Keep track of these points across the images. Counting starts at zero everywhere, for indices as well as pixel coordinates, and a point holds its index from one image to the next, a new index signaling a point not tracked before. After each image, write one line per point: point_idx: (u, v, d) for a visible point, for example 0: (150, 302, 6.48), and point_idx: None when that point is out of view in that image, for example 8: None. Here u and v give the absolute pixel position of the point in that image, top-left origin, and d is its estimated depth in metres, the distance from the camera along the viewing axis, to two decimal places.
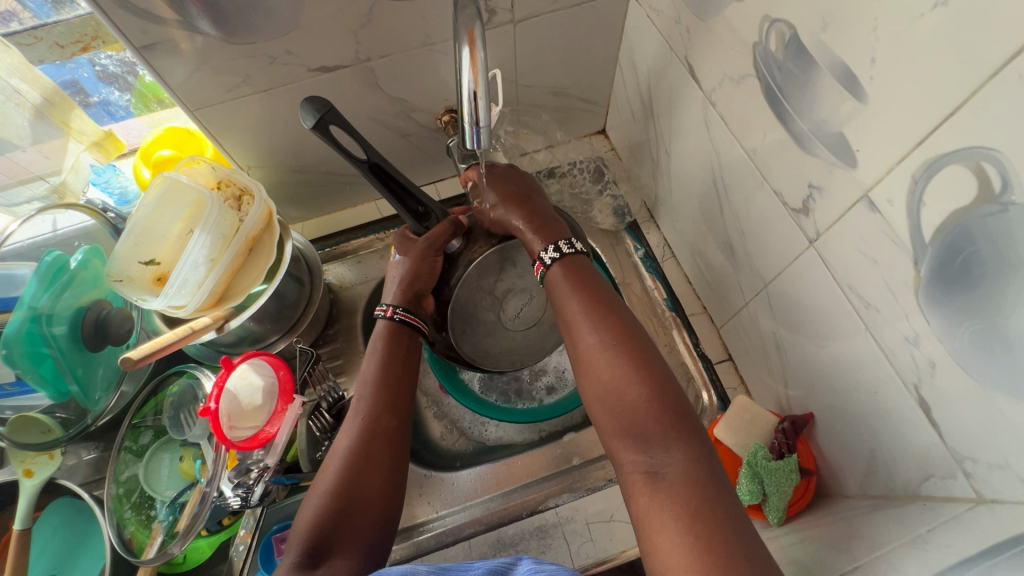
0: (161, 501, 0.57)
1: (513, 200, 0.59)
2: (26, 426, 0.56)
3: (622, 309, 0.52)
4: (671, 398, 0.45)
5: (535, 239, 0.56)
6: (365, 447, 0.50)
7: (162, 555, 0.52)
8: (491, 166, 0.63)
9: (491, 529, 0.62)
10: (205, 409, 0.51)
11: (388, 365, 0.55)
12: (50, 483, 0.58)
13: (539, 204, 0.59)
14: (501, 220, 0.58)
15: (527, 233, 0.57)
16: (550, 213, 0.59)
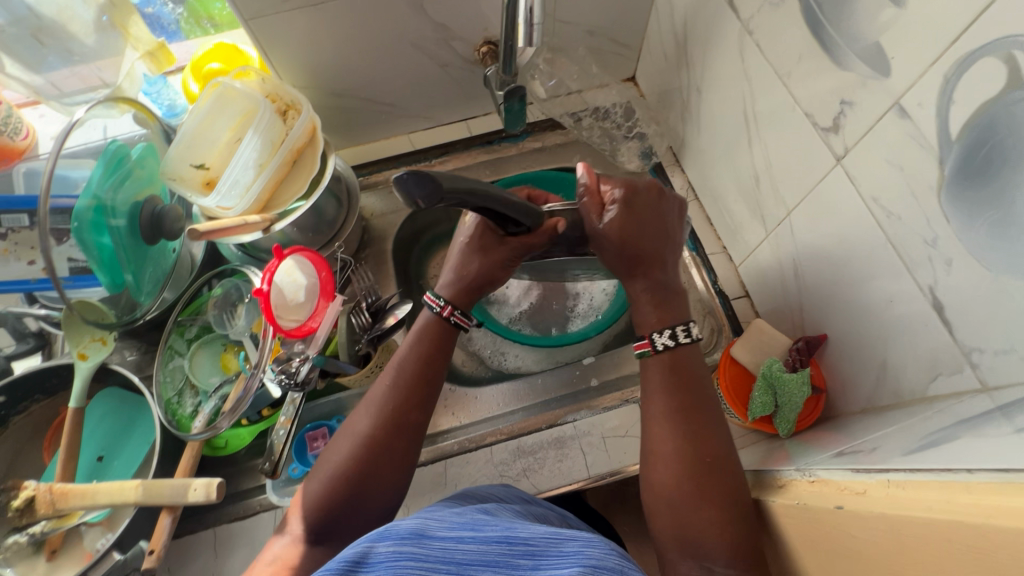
0: (205, 389, 0.61)
1: (641, 264, 0.50)
2: (78, 320, 0.60)
3: (713, 405, 0.47)
4: (745, 513, 0.42)
5: (651, 317, 0.50)
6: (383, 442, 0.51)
7: (209, 430, 0.56)
8: (641, 187, 0.51)
9: (512, 438, 0.65)
10: (257, 289, 0.53)
11: (421, 367, 0.54)
12: (101, 370, 0.62)
13: (666, 272, 0.51)
14: (619, 270, 0.52)
15: (648, 308, 0.50)
16: (676, 285, 0.52)
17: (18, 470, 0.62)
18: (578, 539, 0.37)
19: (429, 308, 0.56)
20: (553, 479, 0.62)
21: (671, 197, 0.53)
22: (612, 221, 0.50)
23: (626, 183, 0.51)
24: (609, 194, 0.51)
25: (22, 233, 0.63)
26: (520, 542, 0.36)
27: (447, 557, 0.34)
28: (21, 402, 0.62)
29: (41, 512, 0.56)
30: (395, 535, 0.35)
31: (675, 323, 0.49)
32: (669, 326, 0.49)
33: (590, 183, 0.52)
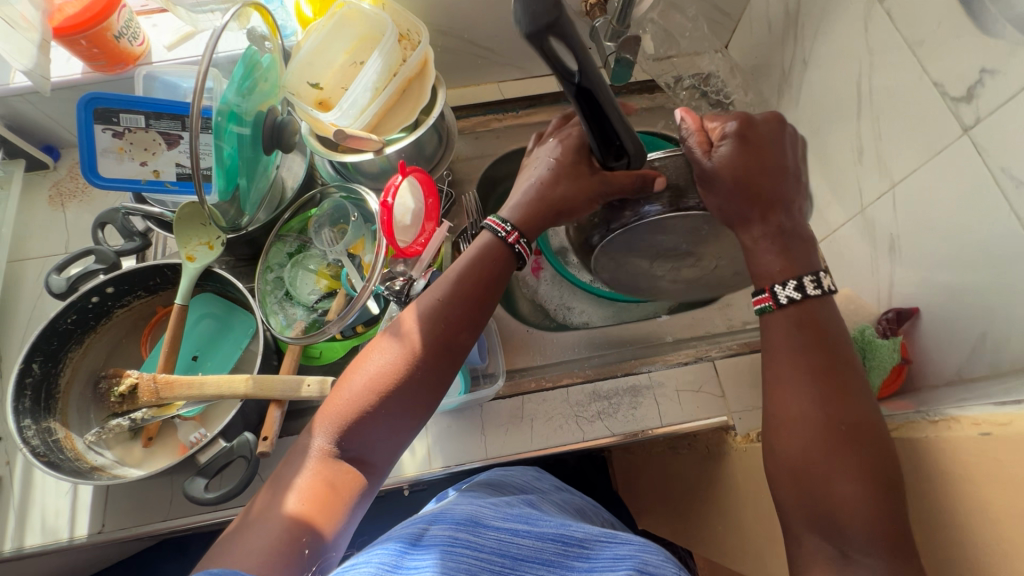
0: (302, 302, 0.63)
1: (761, 204, 0.48)
2: (189, 218, 0.62)
3: (857, 370, 0.44)
4: (886, 488, 0.38)
5: (772, 266, 0.48)
6: (430, 357, 0.48)
7: (310, 338, 0.57)
8: (756, 125, 0.49)
9: (588, 382, 0.67)
10: (383, 201, 0.54)
11: (473, 284, 0.51)
12: (205, 271, 0.63)
13: (790, 215, 0.49)
14: (733, 214, 0.49)
15: (771, 255, 0.48)
16: (801, 229, 0.49)
17: (120, 358, 0.66)
18: (633, 541, 0.39)
19: (492, 229, 0.53)
20: (627, 423, 0.64)
21: (788, 136, 0.51)
22: (725, 157, 0.48)
23: (736, 119, 0.50)
24: (717, 131, 0.50)
25: (138, 134, 0.64)
26: (574, 542, 0.38)
27: (501, 548, 0.37)
28: (125, 296, 0.64)
29: (143, 399, 0.58)
30: (452, 519, 0.38)
31: (799, 272, 0.47)
32: (793, 278, 0.47)
33: (694, 125, 0.52)
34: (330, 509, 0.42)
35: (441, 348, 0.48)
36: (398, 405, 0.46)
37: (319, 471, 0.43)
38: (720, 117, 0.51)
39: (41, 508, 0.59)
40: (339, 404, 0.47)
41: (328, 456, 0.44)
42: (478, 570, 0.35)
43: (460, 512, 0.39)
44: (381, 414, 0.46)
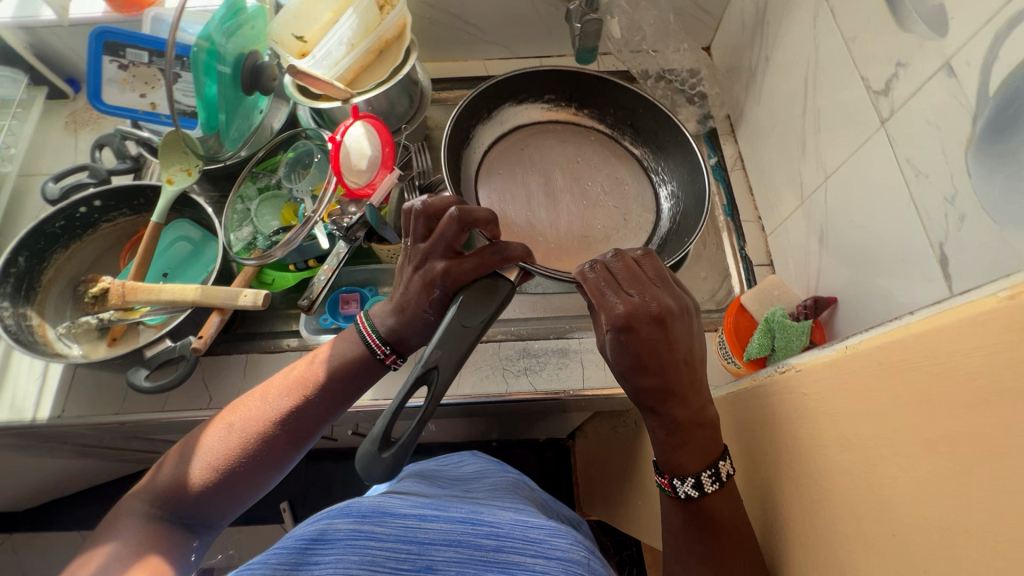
0: (263, 233, 0.68)
1: (671, 396, 0.44)
2: (175, 146, 0.68)
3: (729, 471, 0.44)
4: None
5: (671, 455, 0.45)
6: (279, 426, 0.50)
7: (259, 260, 0.62)
8: (665, 315, 0.43)
9: (520, 340, 0.70)
10: (331, 138, 0.60)
11: (340, 364, 0.53)
12: (182, 196, 0.69)
13: (689, 406, 0.44)
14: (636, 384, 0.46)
15: (666, 449, 0.46)
16: (704, 417, 0.45)
17: (101, 267, 0.73)
18: (544, 526, 0.37)
19: (368, 347, 0.53)
20: (551, 381, 0.68)
21: (679, 297, 0.46)
22: (612, 357, 0.44)
23: (624, 307, 0.43)
24: (605, 315, 0.44)
25: (141, 69, 0.71)
26: (485, 524, 0.36)
27: (408, 535, 0.33)
28: (111, 211, 0.71)
29: (111, 302, 0.65)
30: (354, 512, 0.33)
31: (698, 467, 0.44)
32: (691, 472, 0.45)
33: (596, 278, 0.45)
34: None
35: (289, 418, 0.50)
36: (240, 471, 0.49)
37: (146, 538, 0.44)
38: (605, 297, 0.44)
39: (13, 388, 0.66)
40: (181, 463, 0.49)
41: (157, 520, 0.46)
42: (382, 562, 0.31)
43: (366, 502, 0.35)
44: (214, 481, 0.48)
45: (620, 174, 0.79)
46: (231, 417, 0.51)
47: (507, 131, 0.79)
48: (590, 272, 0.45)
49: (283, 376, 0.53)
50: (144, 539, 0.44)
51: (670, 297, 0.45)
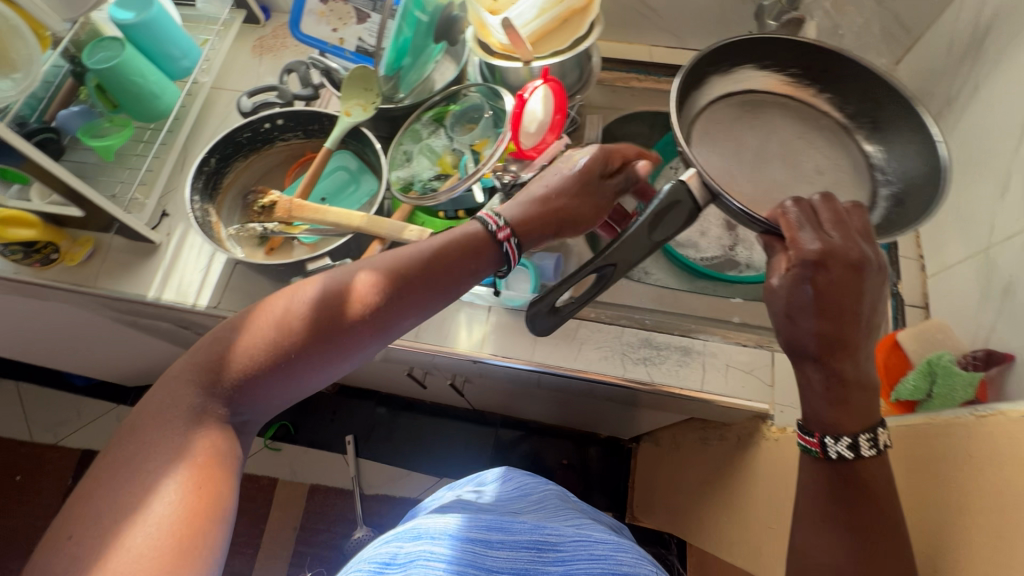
0: (421, 177, 0.71)
1: (837, 345, 0.47)
2: (357, 81, 0.71)
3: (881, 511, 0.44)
4: None
5: (825, 412, 0.48)
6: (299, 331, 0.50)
7: (420, 201, 0.65)
8: (865, 271, 0.47)
9: (643, 329, 0.70)
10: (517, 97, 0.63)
11: (370, 282, 0.52)
12: (355, 130, 0.73)
13: (853, 363, 0.47)
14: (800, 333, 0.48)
15: (821, 402, 0.48)
16: (865, 378, 0.47)
17: (267, 182, 0.79)
18: (609, 542, 0.42)
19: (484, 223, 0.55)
20: (669, 376, 0.67)
21: (879, 255, 0.49)
22: (787, 292, 0.48)
23: (823, 244, 0.47)
24: (796, 245, 0.48)
25: (338, 5, 0.76)
26: (549, 546, 0.40)
27: (477, 561, 0.38)
28: (288, 132, 0.77)
29: (278, 214, 0.70)
30: (426, 535, 0.40)
31: (856, 427, 0.47)
32: (845, 433, 0.47)
33: (797, 216, 0.49)
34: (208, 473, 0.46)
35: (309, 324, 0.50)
36: (268, 373, 0.50)
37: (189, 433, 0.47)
38: (803, 234, 0.48)
39: (180, 275, 0.74)
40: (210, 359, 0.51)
41: (201, 424, 0.48)
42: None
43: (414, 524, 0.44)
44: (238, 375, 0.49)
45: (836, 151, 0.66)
46: (257, 318, 0.51)
47: (735, 91, 0.67)
48: (795, 210, 0.49)
49: (326, 286, 0.52)
50: (195, 435, 0.47)
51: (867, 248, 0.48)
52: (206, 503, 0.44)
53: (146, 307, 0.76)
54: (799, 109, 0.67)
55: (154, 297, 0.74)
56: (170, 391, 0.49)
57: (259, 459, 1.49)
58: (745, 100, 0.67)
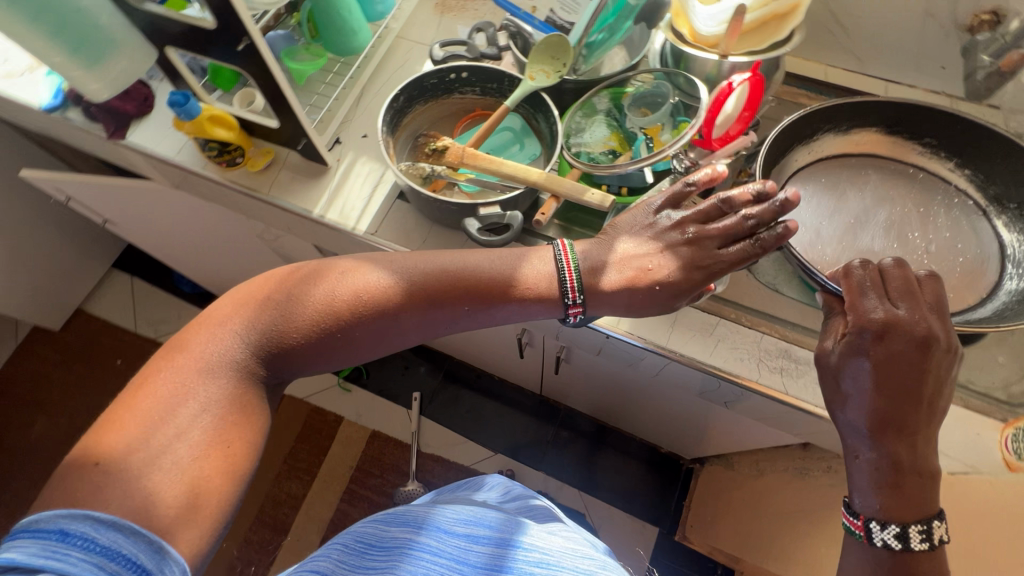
0: (588, 150, 0.74)
1: (894, 431, 0.51)
2: (547, 49, 0.73)
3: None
4: None
5: (879, 498, 0.50)
6: (335, 312, 0.58)
7: (591, 172, 0.68)
8: (931, 346, 0.51)
9: (783, 341, 0.69)
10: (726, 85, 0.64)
11: (408, 288, 0.61)
12: (533, 94, 0.76)
13: (909, 450, 0.50)
14: (877, 411, 0.51)
15: (873, 488, 0.51)
16: (918, 467, 0.50)
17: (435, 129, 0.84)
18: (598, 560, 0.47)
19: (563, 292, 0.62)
20: (805, 392, 0.66)
21: (947, 336, 0.53)
22: (846, 359, 0.53)
23: (888, 312, 0.52)
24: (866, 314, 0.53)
25: None
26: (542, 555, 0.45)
27: None
28: (466, 86, 0.80)
29: (448, 159, 0.74)
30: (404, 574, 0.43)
31: (909, 517, 0.49)
32: (897, 522, 0.49)
33: (858, 286, 0.55)
34: (233, 436, 0.52)
35: (349, 309, 0.58)
36: (297, 347, 0.58)
37: (222, 398, 0.53)
38: (864, 304, 0.54)
39: (344, 198, 0.80)
40: (251, 314, 0.58)
41: (245, 372, 0.56)
42: None
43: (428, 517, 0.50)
44: (279, 341, 0.57)
45: (953, 213, 0.73)
46: (301, 292, 0.59)
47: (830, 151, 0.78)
48: (861, 272, 0.55)
49: (368, 272, 0.61)
50: (227, 397, 0.53)
51: (933, 321, 0.52)
52: (236, 438, 0.52)
53: (307, 222, 0.83)
54: (897, 179, 0.76)
55: (319, 215, 0.79)
56: (220, 332, 0.56)
57: (331, 394, 1.56)
58: (836, 163, 0.78)
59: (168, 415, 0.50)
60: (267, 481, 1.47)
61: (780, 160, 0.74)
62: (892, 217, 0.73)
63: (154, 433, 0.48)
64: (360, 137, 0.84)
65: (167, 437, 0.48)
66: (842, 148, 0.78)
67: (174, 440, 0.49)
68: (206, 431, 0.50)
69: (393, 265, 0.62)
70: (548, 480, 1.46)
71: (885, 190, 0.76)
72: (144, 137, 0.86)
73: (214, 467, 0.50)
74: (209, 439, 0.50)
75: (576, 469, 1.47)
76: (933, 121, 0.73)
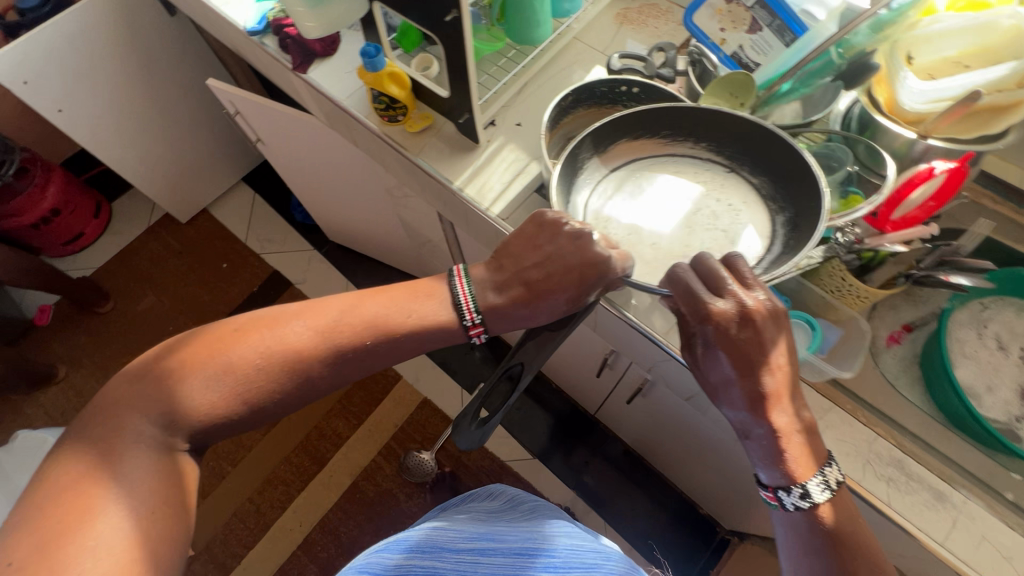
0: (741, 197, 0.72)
1: (763, 393, 0.56)
2: (730, 83, 0.72)
3: None
4: None
5: (781, 477, 0.56)
6: (241, 372, 0.60)
7: None
8: (753, 317, 0.56)
9: (899, 450, 0.63)
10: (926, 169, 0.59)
11: (312, 352, 0.62)
12: (700, 127, 0.74)
13: (754, 347, 0.56)
14: (693, 308, 0.58)
15: (772, 466, 0.56)
16: (801, 419, 0.56)
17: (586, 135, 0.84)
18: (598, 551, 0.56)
19: (457, 313, 0.67)
20: (910, 511, 0.60)
21: (774, 301, 0.57)
22: (708, 351, 0.57)
23: (735, 303, 0.56)
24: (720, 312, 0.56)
25: (738, 9, 0.77)
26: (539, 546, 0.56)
27: (463, 566, 0.53)
28: (632, 102, 0.80)
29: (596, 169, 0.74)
30: (419, 543, 0.55)
31: (810, 477, 0.55)
32: (800, 485, 0.55)
33: (685, 283, 0.58)
34: (171, 509, 0.55)
35: (261, 369, 0.60)
36: (217, 412, 0.59)
37: (151, 467, 0.55)
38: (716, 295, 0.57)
39: (485, 178, 0.82)
40: (115, 413, 0.57)
41: (156, 447, 0.56)
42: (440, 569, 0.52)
43: (430, 540, 0.55)
44: (225, 398, 0.59)
45: (731, 198, 0.74)
46: (213, 363, 0.59)
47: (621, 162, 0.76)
48: (706, 265, 0.58)
49: (279, 332, 0.62)
50: (157, 469, 0.55)
51: (767, 294, 0.57)
52: (170, 505, 0.55)
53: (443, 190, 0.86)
54: (699, 164, 0.76)
55: (458, 187, 0.82)
56: (110, 417, 0.56)
57: None
58: (656, 162, 0.77)
59: (96, 481, 0.52)
60: (318, 413, 1.55)
61: (601, 147, 0.74)
62: (696, 216, 0.73)
63: (85, 526, 0.49)
64: (513, 124, 0.86)
65: (108, 525, 0.50)
66: (631, 152, 0.76)
67: (103, 507, 0.50)
68: (133, 486, 0.53)
69: (262, 336, 0.61)
70: (576, 499, 1.44)
71: (729, 187, 0.74)
72: (322, 75, 0.93)
73: (164, 502, 0.54)
74: (144, 484, 0.54)
75: (606, 500, 1.44)
76: (727, 129, 0.71)
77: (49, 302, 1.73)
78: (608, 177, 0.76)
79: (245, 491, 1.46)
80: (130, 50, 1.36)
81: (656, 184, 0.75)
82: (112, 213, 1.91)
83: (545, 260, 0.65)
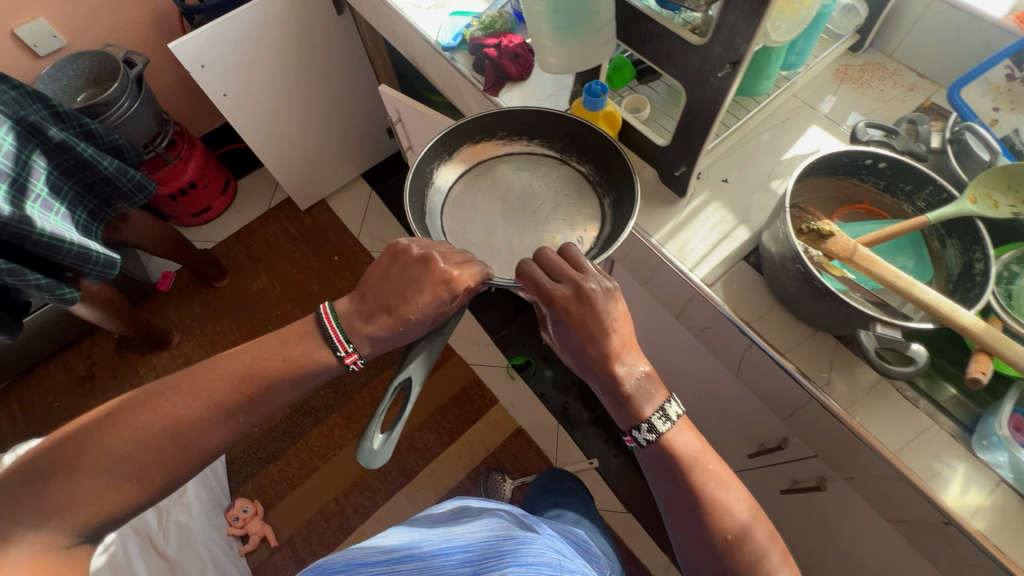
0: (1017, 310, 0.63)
1: (602, 354, 0.64)
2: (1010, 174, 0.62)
3: None
4: None
5: (630, 420, 0.66)
6: (121, 474, 0.65)
7: None
8: (588, 294, 0.64)
9: None
10: None
11: (179, 436, 0.66)
12: (968, 219, 0.63)
13: (592, 316, 0.64)
14: (537, 292, 0.66)
15: (622, 416, 0.67)
16: (613, 384, 0.65)
17: (813, 201, 0.74)
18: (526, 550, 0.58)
19: (333, 345, 0.71)
20: None
21: (601, 273, 0.67)
22: (552, 325, 0.67)
23: (573, 284, 0.65)
24: (552, 291, 0.65)
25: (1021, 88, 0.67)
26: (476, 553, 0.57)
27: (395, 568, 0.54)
28: (874, 177, 0.71)
29: (834, 250, 0.66)
30: (350, 558, 0.56)
31: (649, 414, 0.65)
32: (643, 422, 0.65)
33: (531, 275, 0.67)
34: None
35: (140, 452, 0.65)
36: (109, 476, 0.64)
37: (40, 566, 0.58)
38: (557, 274, 0.66)
39: (688, 237, 0.75)
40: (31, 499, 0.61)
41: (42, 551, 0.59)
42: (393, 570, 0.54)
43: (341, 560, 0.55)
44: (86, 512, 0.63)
45: (517, 204, 0.81)
46: (80, 483, 0.63)
47: (473, 169, 0.83)
48: (555, 252, 0.68)
49: (141, 418, 0.66)
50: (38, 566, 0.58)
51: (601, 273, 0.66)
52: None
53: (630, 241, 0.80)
54: (489, 172, 0.84)
55: (657, 241, 0.76)
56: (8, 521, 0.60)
57: (496, 373, 1.59)
58: (496, 159, 0.84)
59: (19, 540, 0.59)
60: (408, 425, 1.53)
61: (431, 175, 0.80)
62: (540, 184, 0.82)
63: None
64: (720, 180, 0.79)
65: None
66: (479, 153, 0.84)
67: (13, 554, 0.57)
68: (93, 484, 0.63)
69: (178, 396, 0.67)
70: (670, 565, 1.36)
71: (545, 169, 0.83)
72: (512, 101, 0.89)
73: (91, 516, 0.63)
74: (100, 485, 0.63)
75: None
76: (546, 123, 0.80)
77: (171, 269, 1.80)
78: (459, 180, 0.84)
79: (331, 490, 1.46)
80: (297, 45, 1.39)
81: (501, 178, 0.83)
82: (237, 190, 1.98)
83: (400, 285, 0.70)
